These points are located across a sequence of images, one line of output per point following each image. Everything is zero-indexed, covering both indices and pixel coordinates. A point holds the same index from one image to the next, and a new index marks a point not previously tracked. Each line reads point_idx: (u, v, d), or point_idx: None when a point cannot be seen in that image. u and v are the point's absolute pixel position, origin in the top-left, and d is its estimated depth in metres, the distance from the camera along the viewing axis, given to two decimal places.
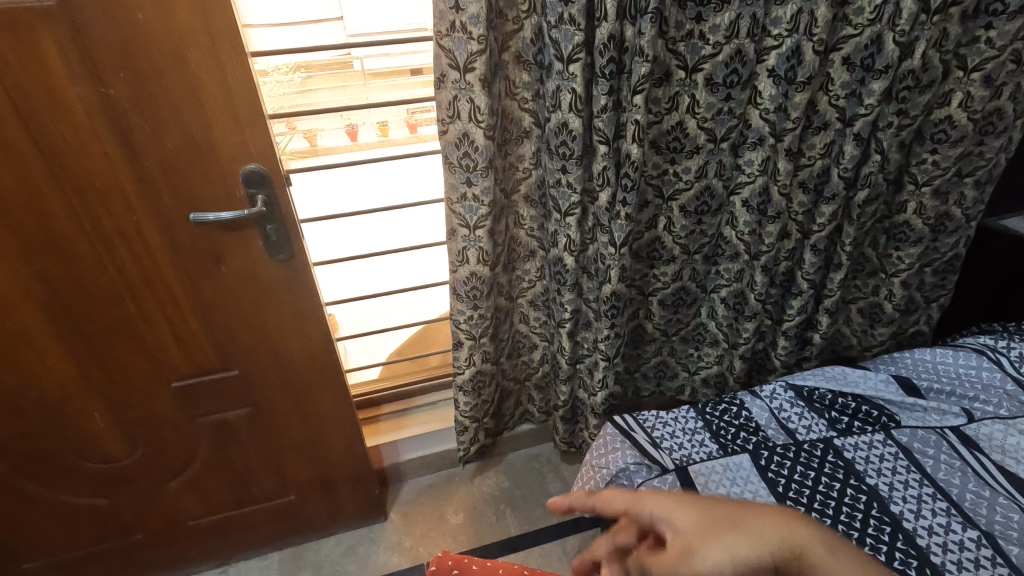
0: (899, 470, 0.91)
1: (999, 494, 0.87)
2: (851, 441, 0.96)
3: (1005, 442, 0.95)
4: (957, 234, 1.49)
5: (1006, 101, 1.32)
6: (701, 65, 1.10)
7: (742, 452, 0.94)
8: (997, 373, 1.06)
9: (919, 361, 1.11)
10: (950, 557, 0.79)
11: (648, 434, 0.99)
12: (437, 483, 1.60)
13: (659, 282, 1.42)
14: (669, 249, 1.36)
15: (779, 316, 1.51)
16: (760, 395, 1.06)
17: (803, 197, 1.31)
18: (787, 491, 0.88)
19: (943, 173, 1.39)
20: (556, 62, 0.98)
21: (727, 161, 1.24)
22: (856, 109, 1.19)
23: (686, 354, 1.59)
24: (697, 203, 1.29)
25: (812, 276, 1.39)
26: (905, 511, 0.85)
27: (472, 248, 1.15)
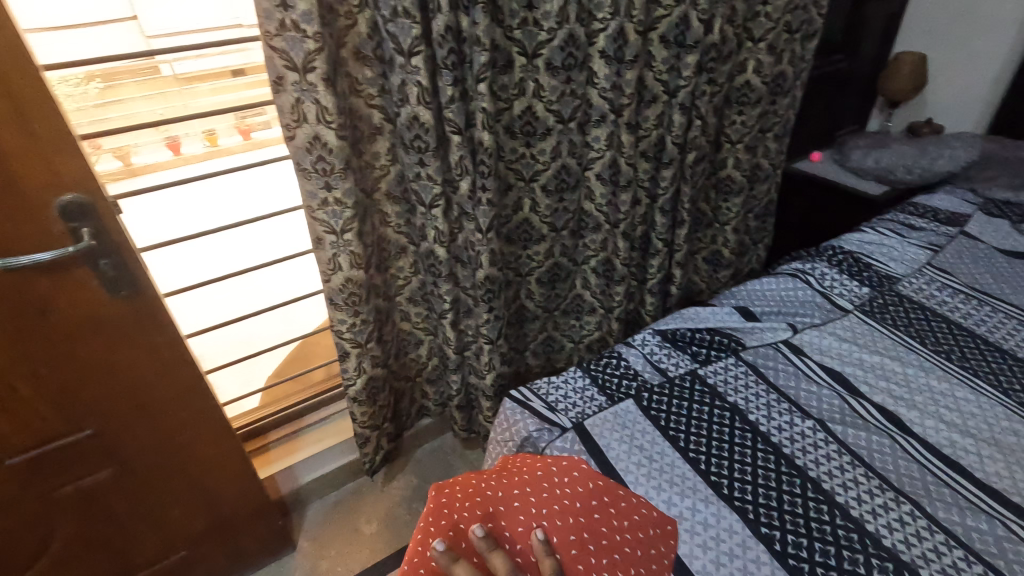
0: (750, 384, 1.06)
1: (823, 387, 1.05)
2: (711, 369, 1.09)
3: (821, 343, 1.14)
4: (767, 181, 1.78)
5: (786, 66, 1.58)
6: (539, 50, 1.16)
7: (626, 398, 1.04)
8: (810, 290, 1.28)
9: (752, 291, 1.29)
10: (796, 445, 0.95)
11: (545, 400, 1.06)
12: (344, 499, 1.54)
13: (533, 261, 1.49)
14: (537, 228, 1.43)
15: (642, 276, 1.69)
16: (633, 345, 1.16)
17: (645, 165, 1.45)
18: (667, 422, 0.99)
19: (749, 131, 1.63)
20: (398, 56, 0.99)
21: (576, 139, 1.33)
22: (677, 81, 1.35)
23: (568, 326, 1.69)
24: (555, 182, 1.36)
25: (663, 235, 1.58)
26: (760, 417, 1.00)
27: (343, 254, 1.12)
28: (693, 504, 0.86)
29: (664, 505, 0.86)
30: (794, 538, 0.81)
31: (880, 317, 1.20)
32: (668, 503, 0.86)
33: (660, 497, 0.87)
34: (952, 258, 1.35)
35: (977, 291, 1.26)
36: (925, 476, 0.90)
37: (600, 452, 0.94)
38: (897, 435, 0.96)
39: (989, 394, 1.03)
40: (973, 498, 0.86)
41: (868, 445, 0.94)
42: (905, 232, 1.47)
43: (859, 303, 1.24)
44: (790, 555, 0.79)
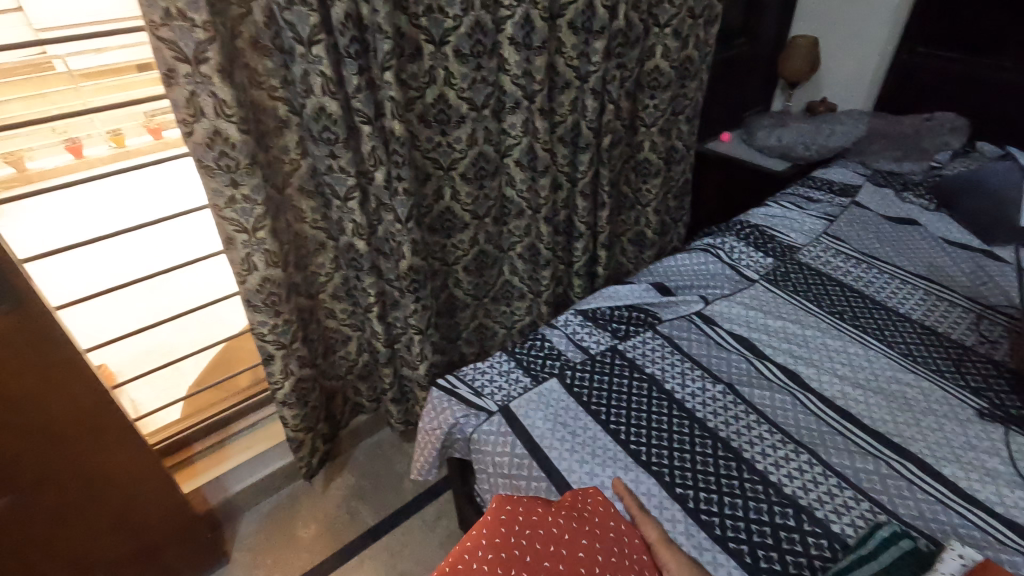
0: (666, 355, 1.11)
1: (733, 353, 1.12)
2: (630, 343, 1.14)
3: (729, 312, 1.21)
4: (682, 162, 1.86)
5: (692, 50, 1.64)
6: (446, 38, 1.16)
7: (550, 377, 1.07)
8: (719, 263, 1.35)
9: (668, 267, 1.35)
10: (708, 409, 1.01)
11: (471, 385, 1.07)
12: (279, 505, 1.49)
13: (459, 250, 1.49)
14: (460, 217, 1.43)
15: (568, 259, 1.74)
16: (556, 326, 1.19)
17: (563, 150, 1.49)
18: (589, 397, 1.03)
19: (662, 114, 1.68)
20: (298, 45, 0.96)
21: (492, 126, 1.33)
22: (587, 67, 1.39)
23: (499, 313, 1.71)
24: (475, 170, 1.37)
25: (585, 218, 1.62)
26: (675, 385, 1.05)
27: (258, 253, 1.07)
28: (614, 473, 0.90)
29: (588, 476, 0.89)
30: (705, 495, 0.86)
31: (782, 284, 1.29)
32: (591, 475, 0.90)
33: (584, 469, 0.90)
34: (844, 227, 1.47)
35: (866, 255, 1.38)
36: (821, 426, 0.98)
37: (526, 432, 0.97)
38: (797, 391, 1.04)
39: (876, 348, 1.13)
40: (861, 442, 0.95)
41: (772, 403, 1.02)
42: (804, 204, 1.57)
43: (764, 273, 1.32)
44: (701, 511, 0.84)
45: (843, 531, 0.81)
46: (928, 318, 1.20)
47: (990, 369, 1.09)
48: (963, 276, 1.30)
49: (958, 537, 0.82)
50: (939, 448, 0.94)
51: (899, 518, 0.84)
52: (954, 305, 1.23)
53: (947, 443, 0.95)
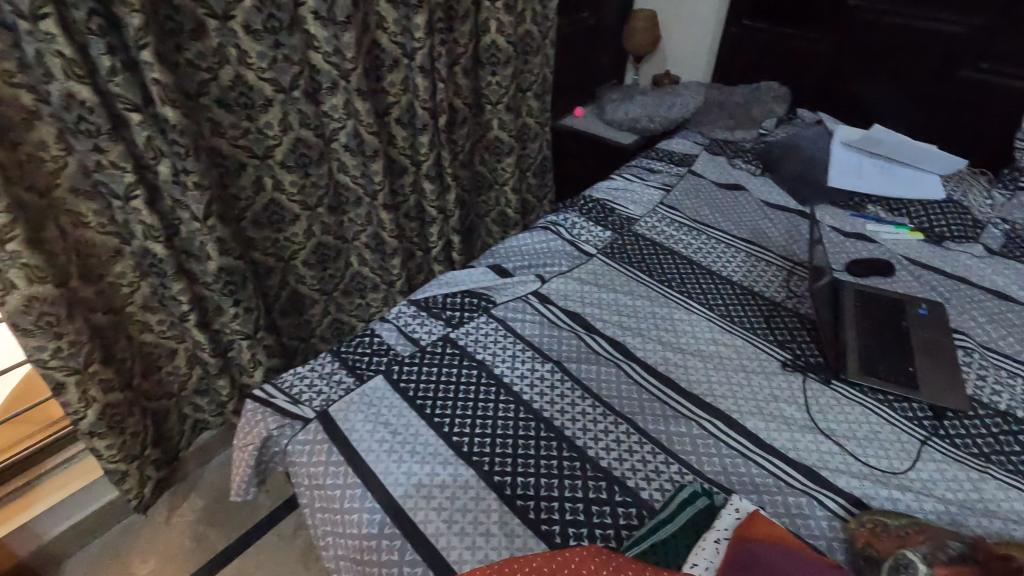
0: (498, 339, 1.09)
1: (565, 330, 1.12)
2: (463, 330, 1.10)
3: (564, 289, 1.21)
4: (537, 139, 1.86)
5: (530, 25, 1.62)
6: (231, 12, 1.04)
7: (376, 375, 1.01)
8: (559, 241, 1.35)
9: (509, 248, 1.34)
10: (535, 390, 1.00)
11: (289, 394, 0.99)
12: (110, 545, 1.33)
13: (293, 244, 1.39)
14: (287, 208, 1.33)
15: (424, 244, 1.69)
16: (388, 319, 1.13)
17: (401, 132, 1.44)
18: (416, 392, 0.99)
19: (506, 91, 1.64)
20: (20, 20, 0.81)
21: (308, 109, 1.23)
22: (412, 43, 1.31)
23: (354, 306, 1.63)
24: (295, 157, 1.26)
25: (434, 202, 1.57)
26: (505, 370, 1.03)
27: (12, 268, 0.91)
28: (432, 469, 0.86)
29: (404, 476, 0.86)
30: (523, 479, 0.85)
31: (618, 256, 1.31)
32: (408, 474, 0.86)
33: (401, 469, 0.87)
34: (680, 196, 1.52)
35: (697, 222, 1.44)
36: (641, 395, 1.00)
37: (343, 437, 0.91)
38: (623, 362, 1.06)
39: (698, 312, 1.18)
40: (676, 406, 0.98)
41: (597, 377, 1.02)
42: (645, 176, 1.62)
43: (601, 247, 1.34)
44: (518, 497, 0.83)
45: (651, 497, 0.83)
46: (747, 279, 1.27)
47: (795, 323, 1.17)
48: (779, 236, 1.40)
49: (754, 487, 0.87)
50: (745, 403, 1.00)
51: (704, 476, 0.87)
52: (770, 265, 1.31)
53: (753, 397, 1.01)
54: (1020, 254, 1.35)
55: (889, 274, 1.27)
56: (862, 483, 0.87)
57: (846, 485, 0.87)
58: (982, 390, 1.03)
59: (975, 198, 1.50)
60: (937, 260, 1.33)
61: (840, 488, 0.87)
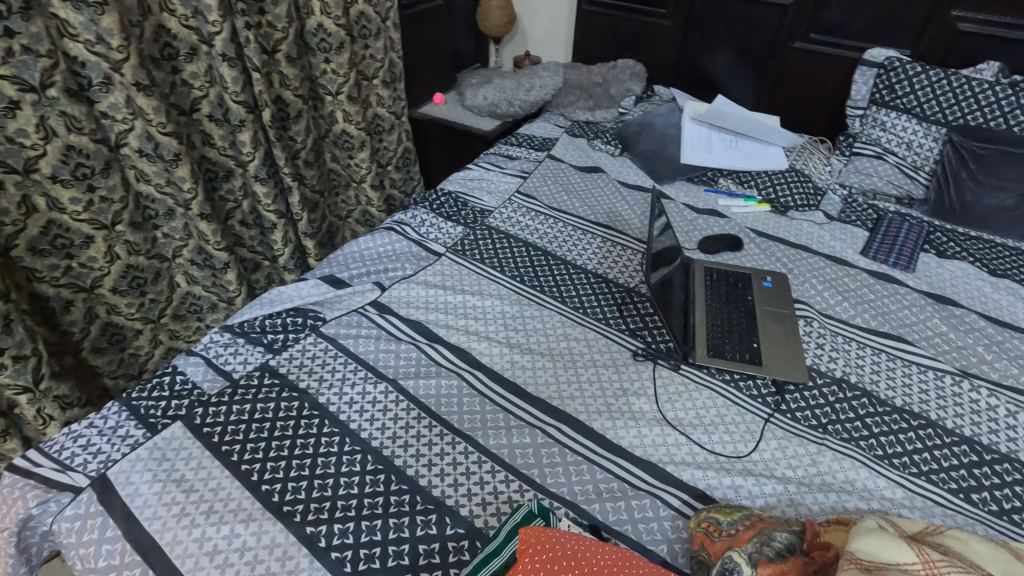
0: (326, 361, 0.97)
1: (403, 343, 1.01)
2: (285, 356, 0.97)
3: (407, 295, 1.11)
4: (393, 130, 1.73)
5: (364, 6, 1.48)
6: None
7: (173, 422, 0.86)
8: (403, 242, 1.24)
9: (348, 254, 1.21)
10: (364, 415, 0.89)
11: (58, 460, 0.81)
12: None
13: (93, 270, 1.18)
14: (75, 230, 1.12)
15: (270, 253, 1.53)
16: (195, 351, 0.98)
17: (217, 130, 1.28)
18: (220, 436, 0.84)
19: (345, 79, 1.50)
20: None
21: (77, 111, 1.03)
22: (208, 27, 1.15)
23: (190, 330, 1.45)
24: (70, 169, 1.06)
25: (272, 207, 1.42)
26: (331, 396, 0.91)
27: None
28: (232, 531, 0.73)
29: (196, 545, 0.72)
30: (340, 526, 0.75)
31: (468, 254, 1.23)
32: (201, 541, 0.72)
33: (193, 537, 0.73)
34: (537, 183, 1.46)
35: (553, 209, 1.38)
36: (484, 406, 0.92)
37: (123, 505, 0.76)
38: (466, 372, 0.97)
39: (551, 306, 1.12)
40: (521, 414, 0.91)
41: (436, 392, 0.93)
42: (504, 163, 1.54)
43: (450, 245, 1.25)
44: (333, 548, 0.72)
45: (486, 524, 0.76)
46: (601, 266, 1.23)
47: (647, 308, 1.14)
48: (633, 218, 1.37)
49: (597, 494, 0.81)
50: (593, 401, 0.94)
51: (545, 490, 0.81)
52: (625, 249, 1.28)
53: (602, 394, 0.96)
54: (856, 218, 1.40)
55: (738, 248, 1.27)
56: (706, 473, 0.84)
57: (690, 477, 0.84)
58: (819, 358, 1.04)
59: (815, 166, 1.55)
60: (782, 230, 1.35)
61: (684, 482, 0.83)
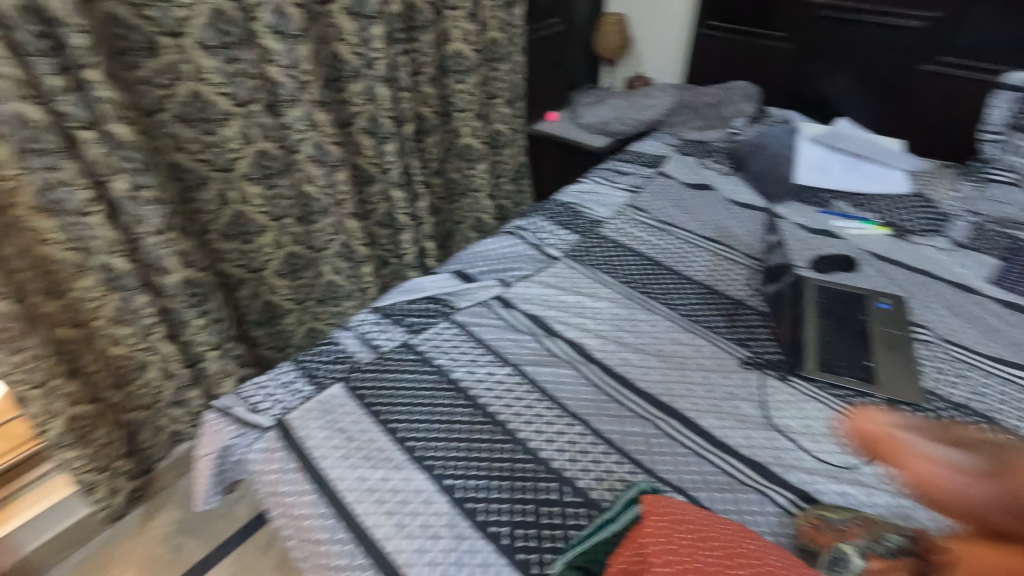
0: (459, 344, 1.10)
1: (525, 334, 1.12)
2: (424, 336, 1.11)
3: (527, 292, 1.23)
4: (511, 145, 1.88)
5: (496, 32, 1.63)
6: (183, 29, 1.06)
7: (335, 382, 1.02)
8: (523, 245, 1.37)
9: (475, 254, 1.35)
10: (491, 393, 1.00)
11: (249, 403, 1.00)
12: (89, 559, 1.34)
13: (262, 256, 1.41)
14: (254, 220, 1.35)
15: (398, 251, 1.70)
16: (350, 327, 1.15)
17: (368, 141, 1.46)
18: (373, 397, 0.99)
19: (474, 98, 1.67)
20: None
21: (268, 122, 1.25)
22: (371, 54, 1.34)
23: (329, 314, 1.64)
24: (258, 169, 1.29)
25: (404, 210, 1.60)
26: (463, 373, 1.04)
27: None
28: (384, 475, 0.87)
29: (357, 482, 0.87)
30: (474, 482, 0.86)
31: (582, 259, 1.32)
32: (360, 479, 0.87)
33: (354, 475, 0.87)
34: (648, 197, 1.53)
35: (664, 223, 1.44)
36: (597, 395, 1.01)
37: (299, 445, 0.92)
38: (580, 364, 1.07)
39: (661, 312, 1.19)
40: (632, 406, 0.99)
41: (555, 379, 1.03)
42: (615, 178, 1.63)
43: (566, 250, 1.35)
44: (467, 499, 0.84)
45: (600, 497, 0.84)
46: (710, 278, 1.28)
47: (757, 320, 1.17)
48: (743, 235, 1.40)
49: (705, 484, 0.87)
50: (701, 402, 1.00)
51: (655, 475, 0.88)
52: (734, 263, 1.32)
53: (709, 396, 1.01)
54: (987, 247, 1.34)
55: (853, 269, 1.27)
56: (814, 479, 0.88)
57: (796, 480, 0.88)
58: (939, 382, 1.03)
59: (942, 192, 1.50)
60: (902, 254, 1.33)
61: (791, 484, 0.87)
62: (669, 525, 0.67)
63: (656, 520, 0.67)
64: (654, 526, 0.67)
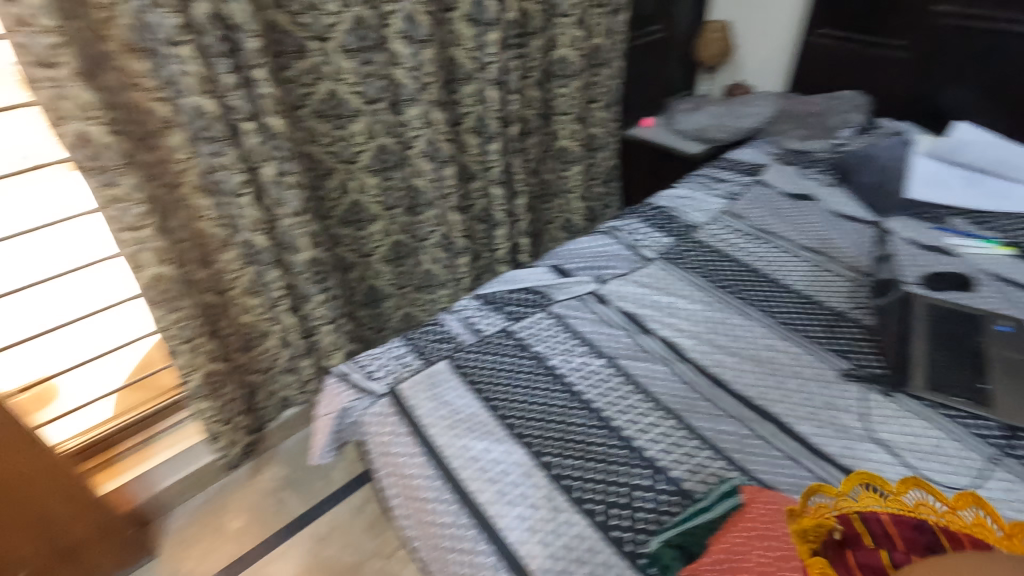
0: (556, 333, 1.15)
1: (619, 329, 1.16)
2: (522, 324, 1.18)
3: (622, 290, 1.26)
4: (605, 149, 1.92)
5: (601, 39, 1.68)
6: (329, 34, 1.20)
7: (441, 359, 1.11)
8: (618, 245, 1.41)
9: (571, 251, 1.40)
10: (586, 380, 1.05)
11: (365, 371, 1.10)
12: (207, 502, 1.51)
13: (372, 242, 1.54)
14: (369, 209, 1.48)
15: (491, 246, 1.79)
16: (454, 311, 1.24)
17: (474, 140, 1.55)
18: (475, 376, 1.07)
19: (575, 102, 1.73)
20: (164, 46, 0.97)
21: (390, 119, 1.37)
22: (485, 58, 1.43)
23: (424, 301, 1.75)
24: (377, 162, 1.41)
25: (501, 206, 1.68)
26: (560, 361, 1.10)
27: (146, 250, 1.08)
28: (487, 446, 0.94)
29: (462, 450, 0.94)
30: (570, 461, 0.91)
31: (677, 261, 1.35)
32: (465, 448, 0.94)
33: (459, 444, 0.95)
34: (745, 205, 1.53)
35: (761, 231, 1.44)
36: (690, 391, 1.03)
37: (410, 412, 1.01)
38: (673, 361, 1.09)
39: (756, 318, 1.19)
40: (726, 406, 1.00)
41: (648, 373, 1.07)
42: (711, 184, 1.63)
43: (660, 252, 1.38)
44: (564, 475, 0.89)
45: (693, 487, 0.86)
46: (809, 288, 1.26)
47: (859, 333, 1.15)
48: (847, 247, 1.37)
49: (800, 488, 0.87)
50: (798, 408, 1.00)
51: (748, 473, 0.89)
52: (835, 275, 1.29)
53: (806, 404, 1.01)
54: None
55: (970, 289, 1.21)
56: None
57: None
58: None
59: None
60: None
61: None
62: (786, 518, 0.72)
63: (774, 515, 0.73)
64: (772, 521, 0.72)
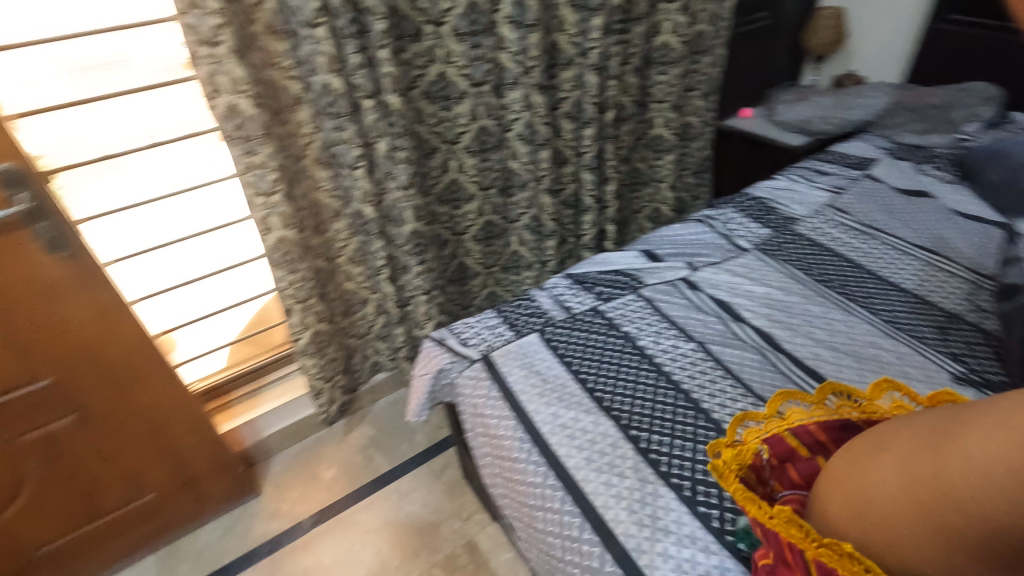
0: (645, 316, 1.17)
1: (710, 316, 1.16)
2: (612, 304, 1.20)
3: (714, 278, 1.25)
4: (699, 139, 1.89)
5: (704, 25, 1.65)
6: (443, 19, 1.26)
7: (532, 332, 1.15)
8: (712, 234, 1.39)
9: (663, 237, 1.40)
10: (675, 363, 1.06)
11: (460, 338, 1.17)
12: (304, 451, 1.64)
13: (466, 220, 1.61)
14: (466, 188, 1.54)
15: (577, 231, 1.82)
16: (545, 288, 1.28)
17: (570, 125, 1.58)
18: (565, 350, 1.10)
19: (673, 89, 1.72)
20: (303, 28, 1.08)
21: (493, 101, 1.42)
22: (587, 43, 1.45)
23: (509, 281, 1.81)
24: (477, 143, 1.47)
25: (591, 192, 1.70)
26: (649, 342, 1.11)
27: (274, 214, 1.19)
28: (575, 415, 0.98)
29: (551, 417, 0.98)
30: (658, 437, 0.92)
31: (774, 253, 1.31)
32: (554, 415, 0.98)
33: (549, 411, 0.99)
34: (851, 200, 1.46)
35: (868, 226, 1.37)
36: (784, 382, 1.01)
37: (502, 379, 1.06)
38: (767, 351, 1.08)
39: (859, 314, 1.14)
40: None
41: (740, 360, 1.06)
42: (814, 177, 1.57)
43: (756, 243, 1.35)
44: (651, 450, 0.91)
45: None
46: (921, 288, 1.19)
47: (976, 337, 1.08)
48: (966, 247, 1.28)
49: None
50: None
51: None
52: (951, 276, 1.21)
53: None
54: None
55: None
56: None
57: None
58: None
59: None
60: None
61: None
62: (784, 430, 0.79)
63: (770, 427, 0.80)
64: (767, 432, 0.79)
